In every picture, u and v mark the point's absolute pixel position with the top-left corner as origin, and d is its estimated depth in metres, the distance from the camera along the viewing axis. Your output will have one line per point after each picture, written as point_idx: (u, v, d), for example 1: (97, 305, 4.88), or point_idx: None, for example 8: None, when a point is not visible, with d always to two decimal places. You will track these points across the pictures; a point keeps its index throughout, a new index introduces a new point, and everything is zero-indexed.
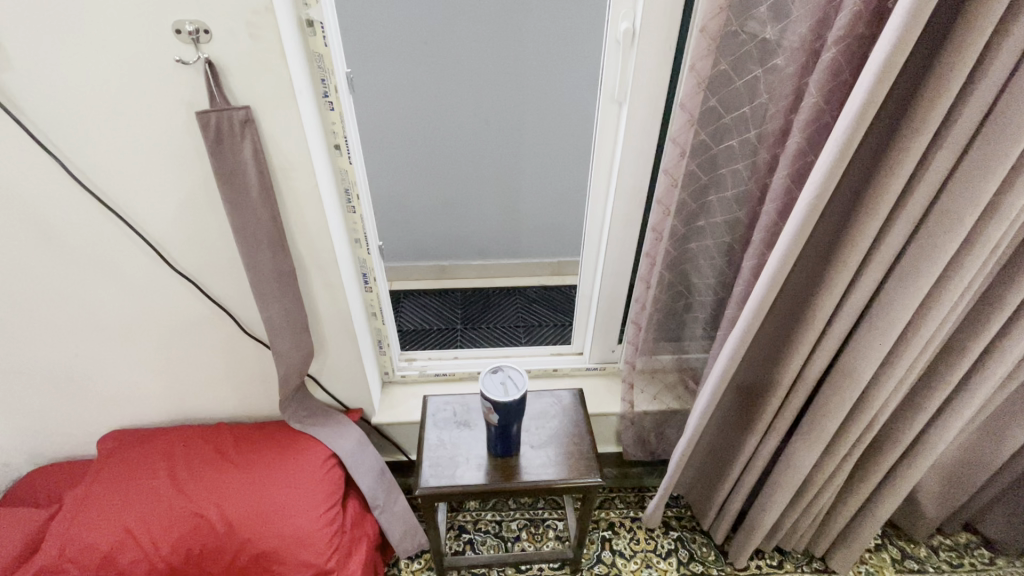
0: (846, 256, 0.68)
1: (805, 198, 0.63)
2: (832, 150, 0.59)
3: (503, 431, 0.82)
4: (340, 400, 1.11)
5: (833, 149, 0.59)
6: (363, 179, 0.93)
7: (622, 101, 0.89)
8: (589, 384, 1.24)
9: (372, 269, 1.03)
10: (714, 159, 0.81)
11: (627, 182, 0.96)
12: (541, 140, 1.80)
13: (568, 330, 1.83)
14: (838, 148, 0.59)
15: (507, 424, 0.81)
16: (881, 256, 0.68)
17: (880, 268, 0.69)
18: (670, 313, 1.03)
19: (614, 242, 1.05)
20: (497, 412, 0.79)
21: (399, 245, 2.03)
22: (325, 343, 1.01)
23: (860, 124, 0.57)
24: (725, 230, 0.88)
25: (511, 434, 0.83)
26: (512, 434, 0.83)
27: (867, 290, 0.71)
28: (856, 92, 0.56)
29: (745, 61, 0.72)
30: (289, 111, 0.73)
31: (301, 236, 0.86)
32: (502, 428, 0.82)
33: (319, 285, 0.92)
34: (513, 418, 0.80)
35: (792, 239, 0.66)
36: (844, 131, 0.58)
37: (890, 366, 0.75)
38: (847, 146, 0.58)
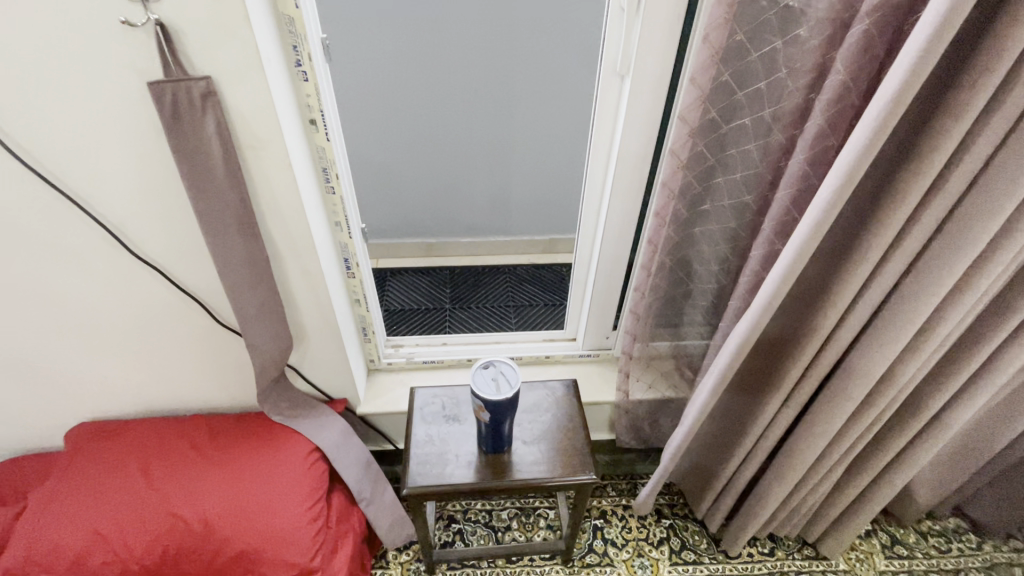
0: (866, 248, 0.64)
1: (826, 188, 0.58)
2: (860, 137, 0.54)
3: (495, 430, 0.78)
4: (323, 390, 1.06)
5: (862, 134, 0.54)
6: (342, 157, 0.85)
7: (625, 74, 0.82)
8: (582, 371, 1.21)
9: (354, 254, 0.96)
10: (723, 140, 0.76)
11: (626, 163, 0.90)
12: (533, 113, 1.72)
13: (559, 310, 1.78)
14: (868, 135, 0.54)
15: (499, 422, 0.77)
16: (903, 249, 0.63)
17: (900, 262, 0.64)
18: (669, 301, 0.98)
19: (612, 225, 0.99)
20: (490, 411, 0.75)
21: (385, 222, 1.95)
22: (306, 332, 0.95)
23: (896, 109, 0.51)
24: (732, 216, 0.82)
25: (502, 433, 0.79)
26: (504, 432, 0.80)
27: (884, 283, 0.67)
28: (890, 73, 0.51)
29: (764, 32, 0.66)
30: (258, 82, 0.65)
31: (275, 220, 0.79)
32: (494, 427, 0.78)
33: (299, 272, 0.86)
34: (505, 417, 0.76)
35: (810, 232, 0.61)
36: (877, 115, 0.52)
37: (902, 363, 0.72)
38: (879, 132, 0.53)
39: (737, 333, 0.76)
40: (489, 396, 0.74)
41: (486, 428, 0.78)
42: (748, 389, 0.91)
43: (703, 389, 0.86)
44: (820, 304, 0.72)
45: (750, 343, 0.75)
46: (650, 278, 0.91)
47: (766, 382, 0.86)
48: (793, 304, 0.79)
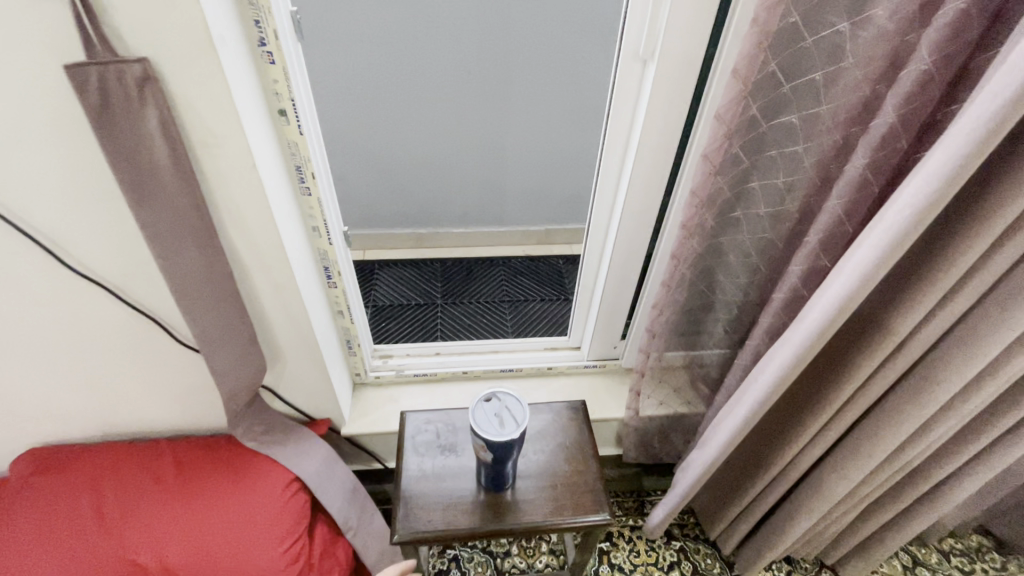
0: (935, 277, 0.53)
1: (903, 206, 0.48)
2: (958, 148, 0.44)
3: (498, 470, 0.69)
4: (302, 411, 0.96)
5: (958, 145, 0.43)
6: (318, 154, 0.73)
7: (648, 59, 0.71)
8: (587, 384, 1.12)
9: (335, 262, 0.85)
10: (762, 140, 0.65)
11: (645, 160, 0.80)
12: (531, 97, 1.59)
13: (556, 304, 1.68)
14: (971, 143, 0.43)
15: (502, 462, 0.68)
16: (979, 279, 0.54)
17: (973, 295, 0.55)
18: (688, 314, 0.89)
19: (626, 228, 0.89)
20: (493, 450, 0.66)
21: (371, 211, 1.83)
22: (282, 351, 0.84)
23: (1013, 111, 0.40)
24: (767, 225, 0.72)
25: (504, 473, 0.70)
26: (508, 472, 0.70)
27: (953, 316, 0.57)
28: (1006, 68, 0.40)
29: (825, 11, 0.54)
30: (209, 68, 0.53)
31: (239, 230, 0.67)
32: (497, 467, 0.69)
33: (270, 286, 0.75)
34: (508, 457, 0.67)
35: (884, 255, 0.51)
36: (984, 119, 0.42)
37: (963, 400, 0.63)
38: (983, 143, 0.42)
39: (780, 360, 0.68)
40: (492, 434, 0.65)
41: (488, 468, 0.69)
42: (778, 414, 0.83)
43: (736, 415, 0.78)
44: (871, 334, 0.62)
45: (795, 370, 0.67)
46: (670, 292, 0.81)
47: (799, 410, 0.78)
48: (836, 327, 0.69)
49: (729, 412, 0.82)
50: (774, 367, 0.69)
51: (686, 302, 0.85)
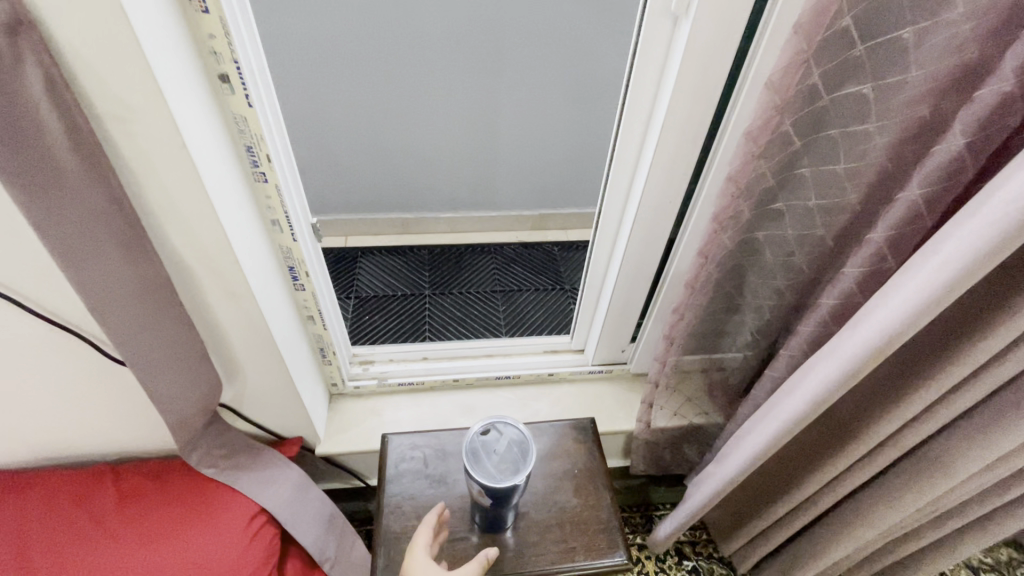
0: None
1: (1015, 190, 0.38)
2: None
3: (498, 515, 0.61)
4: (268, 429, 0.84)
5: None
6: (273, 130, 0.60)
7: (681, 14, 0.58)
8: (591, 391, 1.01)
9: (302, 261, 0.72)
10: (821, 116, 0.52)
11: (670, 140, 0.68)
12: (526, 68, 1.45)
13: (551, 293, 1.56)
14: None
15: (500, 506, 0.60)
16: None
17: None
18: (711, 320, 0.77)
19: (642, 218, 0.78)
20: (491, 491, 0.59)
21: (353, 194, 1.69)
22: (239, 365, 0.71)
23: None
24: (815, 217, 0.58)
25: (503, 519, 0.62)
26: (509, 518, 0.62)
27: None
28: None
29: None
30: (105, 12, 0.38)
31: (174, 229, 0.53)
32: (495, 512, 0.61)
33: (216, 294, 0.61)
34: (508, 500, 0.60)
35: (992, 247, 0.40)
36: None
37: None
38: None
39: (825, 375, 0.56)
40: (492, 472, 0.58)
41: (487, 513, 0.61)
42: (819, 429, 0.74)
43: (764, 431, 0.68)
44: (956, 349, 0.52)
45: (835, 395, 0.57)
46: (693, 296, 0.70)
47: (847, 429, 0.68)
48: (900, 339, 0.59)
49: (755, 428, 0.72)
50: (816, 385, 0.58)
51: (710, 306, 0.74)
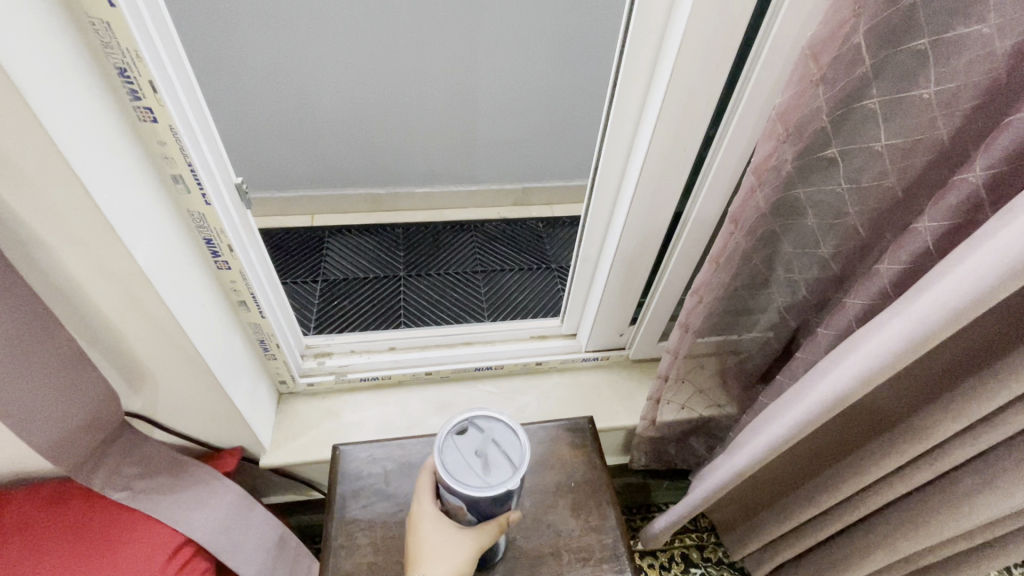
0: None
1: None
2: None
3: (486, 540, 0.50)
4: (198, 440, 0.69)
5: None
6: (157, 50, 0.44)
7: None
8: (585, 383, 0.89)
9: (222, 233, 0.56)
10: (908, 23, 0.39)
11: (688, 69, 0.52)
12: (505, 20, 1.28)
13: (536, 273, 1.42)
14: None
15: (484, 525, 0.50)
16: None
17: None
18: (734, 299, 0.64)
19: (648, 176, 0.63)
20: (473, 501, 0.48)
21: (316, 166, 1.52)
22: (146, 368, 0.56)
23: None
24: (888, 170, 0.45)
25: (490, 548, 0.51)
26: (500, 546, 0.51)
27: None
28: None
29: None
30: None
31: (8, 182, 0.38)
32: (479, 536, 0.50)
33: (84, 270, 0.45)
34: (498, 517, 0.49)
35: None
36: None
37: None
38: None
39: (879, 345, 0.44)
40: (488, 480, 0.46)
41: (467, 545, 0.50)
42: (866, 421, 0.63)
43: (782, 422, 0.56)
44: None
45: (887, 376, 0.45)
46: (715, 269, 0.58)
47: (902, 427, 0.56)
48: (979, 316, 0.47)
49: (772, 416, 0.60)
50: (862, 361, 0.45)
51: (733, 283, 0.62)
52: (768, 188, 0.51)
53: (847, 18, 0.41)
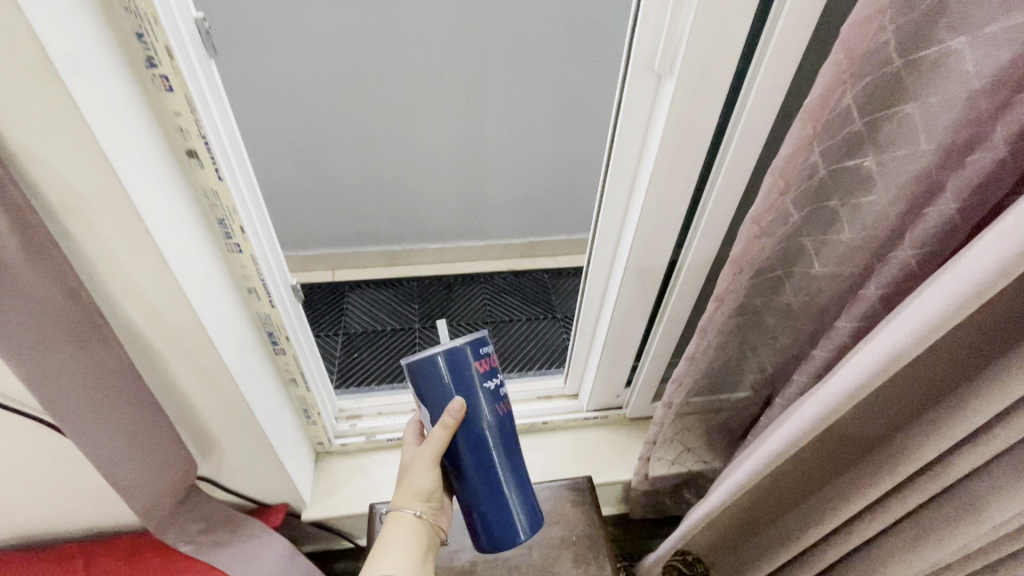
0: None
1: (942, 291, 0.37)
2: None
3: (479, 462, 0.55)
4: (251, 497, 0.80)
5: None
6: (247, 202, 0.57)
7: (665, 74, 0.57)
8: (587, 439, 0.99)
9: (283, 328, 0.69)
10: (823, 188, 0.51)
11: (657, 196, 0.65)
12: (510, 101, 1.44)
13: (542, 323, 1.53)
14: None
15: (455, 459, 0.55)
16: None
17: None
18: (715, 381, 0.74)
19: (633, 269, 0.75)
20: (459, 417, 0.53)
21: (340, 228, 1.66)
22: (219, 441, 0.68)
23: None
24: (819, 287, 0.57)
25: (496, 466, 0.56)
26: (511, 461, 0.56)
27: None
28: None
29: (933, 23, 0.39)
30: (57, 104, 0.36)
31: (143, 314, 0.51)
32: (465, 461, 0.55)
33: (184, 370, 0.58)
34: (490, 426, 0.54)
35: (966, 297, 0.35)
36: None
37: None
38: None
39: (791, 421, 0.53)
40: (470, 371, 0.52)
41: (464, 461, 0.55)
42: None
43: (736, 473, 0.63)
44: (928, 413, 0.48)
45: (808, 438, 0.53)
46: (692, 364, 0.67)
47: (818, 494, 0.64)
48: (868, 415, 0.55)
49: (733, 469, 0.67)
50: (780, 436, 0.54)
51: (711, 371, 0.72)
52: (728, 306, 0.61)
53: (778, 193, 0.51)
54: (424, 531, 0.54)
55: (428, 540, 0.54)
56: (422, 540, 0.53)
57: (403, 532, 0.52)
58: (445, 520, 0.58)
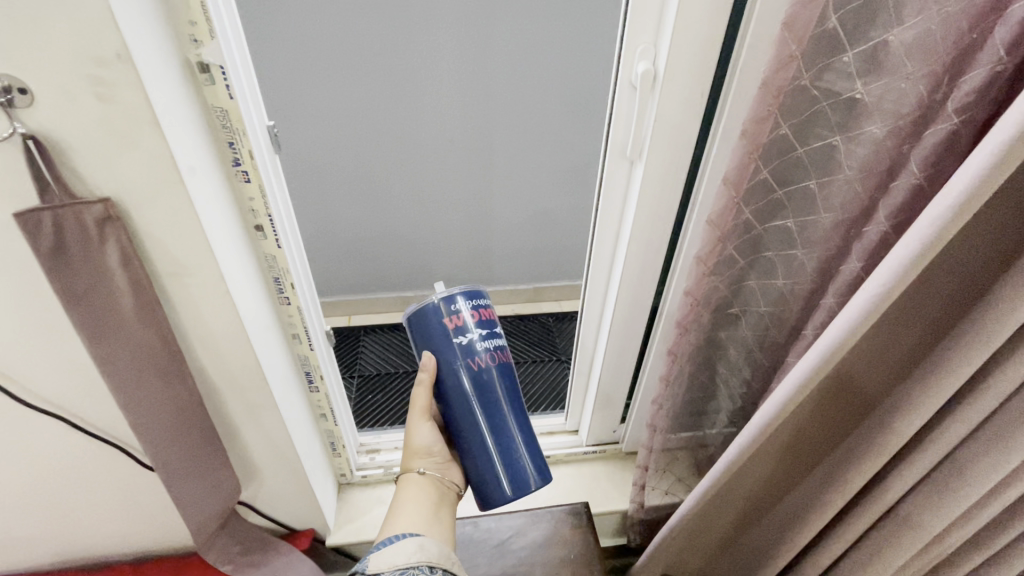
0: (934, 391, 0.48)
1: (833, 334, 0.47)
2: (889, 266, 0.42)
3: (486, 411, 0.60)
4: (282, 523, 0.89)
5: (915, 242, 0.40)
6: (297, 263, 0.70)
7: (635, 159, 0.69)
8: (587, 472, 1.07)
9: (317, 367, 0.80)
10: (758, 242, 0.63)
11: (637, 255, 0.77)
12: (514, 166, 1.55)
13: (547, 364, 1.61)
14: (905, 258, 0.41)
15: (460, 410, 0.60)
16: (998, 422, 0.48)
17: (994, 427, 0.48)
18: (690, 409, 0.85)
19: (620, 315, 0.86)
20: (460, 362, 0.59)
21: (354, 278, 1.77)
22: (259, 469, 0.78)
23: (960, 220, 0.37)
24: (768, 324, 0.68)
25: (505, 415, 0.61)
26: (515, 408, 0.62)
27: (967, 457, 0.51)
28: (952, 180, 0.37)
29: (817, 124, 0.53)
30: (173, 200, 0.49)
31: (210, 357, 0.62)
32: (470, 410, 0.60)
33: (236, 404, 0.68)
34: (496, 375, 0.60)
35: (858, 321, 0.45)
36: (929, 231, 0.39)
37: (991, 539, 0.56)
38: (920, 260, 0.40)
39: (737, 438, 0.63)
40: (462, 320, 0.59)
41: (473, 400, 0.60)
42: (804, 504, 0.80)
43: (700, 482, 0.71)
44: (861, 432, 0.58)
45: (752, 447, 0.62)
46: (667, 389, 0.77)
47: (784, 507, 0.73)
48: (818, 438, 0.65)
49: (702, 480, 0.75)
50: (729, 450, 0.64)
51: (686, 396, 0.82)
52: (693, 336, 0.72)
53: (717, 240, 0.63)
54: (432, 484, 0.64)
55: (438, 495, 0.63)
56: (432, 494, 0.63)
57: (412, 486, 0.63)
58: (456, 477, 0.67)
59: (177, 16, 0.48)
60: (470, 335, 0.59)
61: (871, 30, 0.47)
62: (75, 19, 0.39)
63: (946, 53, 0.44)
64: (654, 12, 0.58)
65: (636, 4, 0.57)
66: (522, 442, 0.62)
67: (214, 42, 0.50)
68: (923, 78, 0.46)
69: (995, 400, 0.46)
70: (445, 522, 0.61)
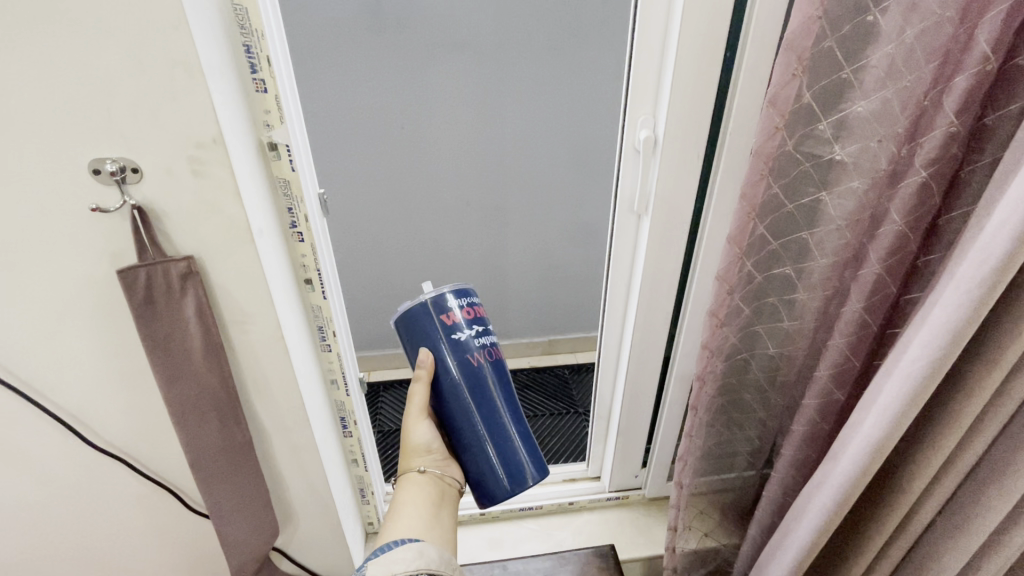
0: (951, 419, 0.51)
1: (896, 391, 0.50)
2: (941, 328, 0.46)
3: (479, 405, 0.64)
4: (311, 569, 0.90)
5: (965, 293, 0.44)
6: (338, 313, 0.78)
7: (641, 213, 0.77)
8: (610, 518, 1.07)
9: (352, 413, 0.85)
10: (760, 290, 0.67)
11: (647, 299, 0.83)
12: (525, 224, 1.65)
13: (564, 416, 1.62)
14: (961, 314, 0.44)
15: (456, 407, 0.64)
16: (1008, 445, 0.50)
17: (1005, 448, 0.50)
18: (717, 463, 0.84)
19: (635, 359, 0.90)
20: (455, 358, 0.62)
21: (375, 334, 1.83)
22: (296, 512, 0.81)
23: (1001, 277, 0.42)
24: (777, 362, 0.73)
25: (501, 413, 0.65)
26: (509, 405, 0.66)
27: (982, 479, 0.53)
28: (986, 245, 0.42)
29: (804, 183, 0.60)
30: (246, 258, 0.57)
31: (262, 399, 0.68)
32: (465, 408, 0.64)
33: (280, 446, 0.73)
34: (490, 375, 0.64)
35: (925, 377, 0.47)
36: (972, 287, 0.43)
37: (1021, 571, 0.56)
38: (979, 307, 0.43)
39: (814, 511, 0.61)
40: (455, 318, 0.63)
41: (469, 395, 0.63)
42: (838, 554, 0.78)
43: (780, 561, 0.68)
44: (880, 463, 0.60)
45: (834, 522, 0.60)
46: (694, 443, 0.79)
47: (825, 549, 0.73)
48: None
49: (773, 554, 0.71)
50: (804, 531, 0.63)
51: (711, 455, 0.83)
52: (711, 387, 0.75)
53: (726, 292, 0.67)
54: (431, 481, 0.66)
55: (440, 493, 0.66)
56: (434, 492, 0.66)
57: (412, 486, 0.65)
58: (456, 472, 0.70)
59: (254, 105, 0.58)
60: (464, 332, 0.63)
61: (841, 104, 0.55)
62: (183, 113, 0.48)
63: (905, 118, 0.53)
64: (651, 89, 0.68)
65: (635, 84, 0.67)
66: (520, 440, 0.66)
67: (283, 125, 0.60)
68: (890, 139, 0.53)
69: (999, 421, 0.49)
70: (445, 521, 0.65)
